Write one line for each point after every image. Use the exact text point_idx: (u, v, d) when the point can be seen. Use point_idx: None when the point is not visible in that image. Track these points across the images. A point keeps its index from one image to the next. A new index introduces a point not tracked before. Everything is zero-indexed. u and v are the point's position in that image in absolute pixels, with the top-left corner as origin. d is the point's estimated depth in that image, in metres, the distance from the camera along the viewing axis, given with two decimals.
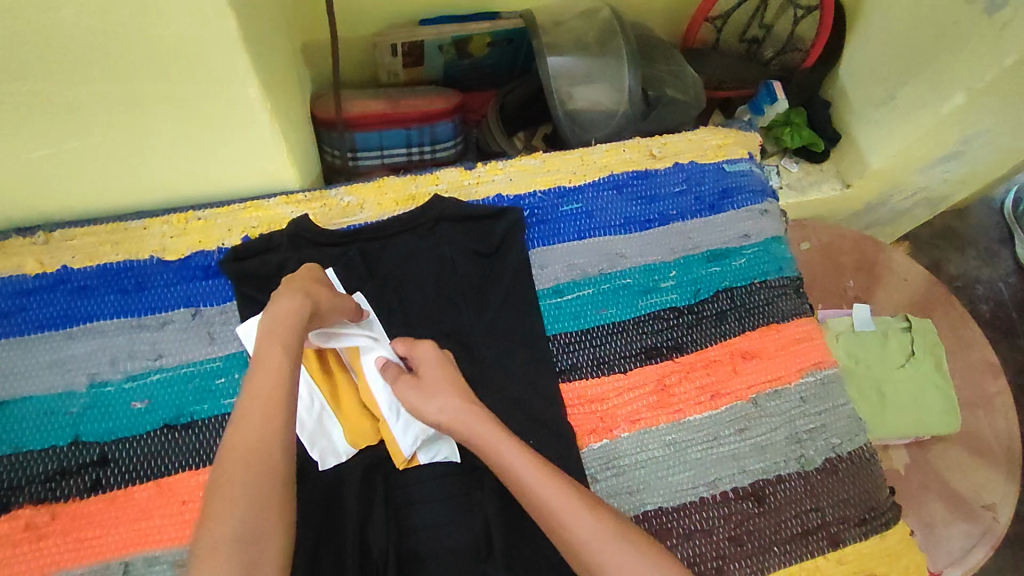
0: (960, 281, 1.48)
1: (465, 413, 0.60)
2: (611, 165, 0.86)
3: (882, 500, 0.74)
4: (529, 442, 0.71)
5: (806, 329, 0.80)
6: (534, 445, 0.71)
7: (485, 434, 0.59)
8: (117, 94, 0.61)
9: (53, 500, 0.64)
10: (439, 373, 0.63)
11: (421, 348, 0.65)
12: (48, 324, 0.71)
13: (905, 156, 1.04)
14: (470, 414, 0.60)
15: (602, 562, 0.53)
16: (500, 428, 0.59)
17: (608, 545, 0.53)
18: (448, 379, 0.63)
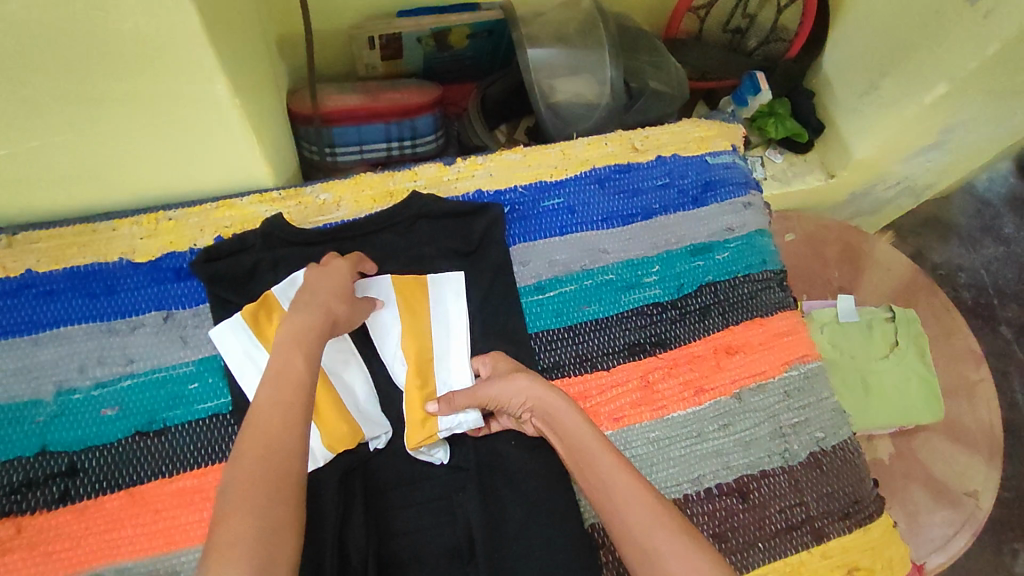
0: (943, 269, 1.48)
1: (553, 395, 0.62)
2: (593, 158, 0.85)
3: (866, 494, 0.74)
4: (511, 443, 0.70)
5: (790, 322, 0.80)
6: (516, 446, 0.70)
7: (568, 418, 0.60)
8: (74, 91, 0.58)
9: (19, 513, 0.63)
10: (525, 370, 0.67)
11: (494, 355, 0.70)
12: (12, 330, 0.69)
13: (888, 146, 1.04)
14: (553, 394, 0.62)
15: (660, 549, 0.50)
16: (580, 414, 0.61)
17: (665, 533, 0.51)
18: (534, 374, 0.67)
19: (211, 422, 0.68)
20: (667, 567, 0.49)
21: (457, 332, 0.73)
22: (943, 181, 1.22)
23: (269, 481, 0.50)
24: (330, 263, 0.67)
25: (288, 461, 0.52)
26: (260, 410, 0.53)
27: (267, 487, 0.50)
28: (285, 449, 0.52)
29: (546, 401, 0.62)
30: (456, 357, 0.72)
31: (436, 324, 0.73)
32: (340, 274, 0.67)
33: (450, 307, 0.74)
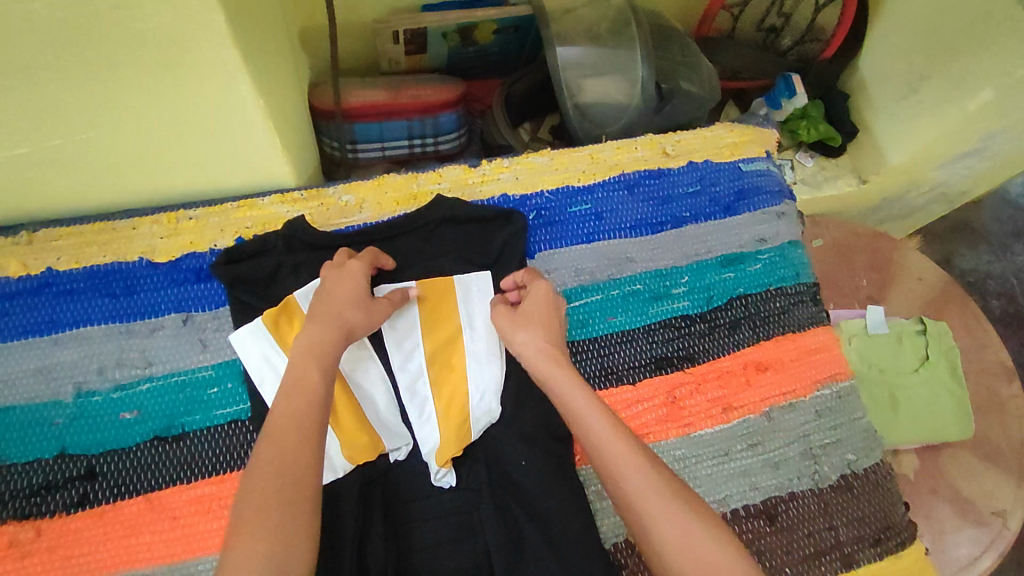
0: (971, 276, 1.44)
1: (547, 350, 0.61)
2: (622, 163, 0.82)
3: (898, 519, 0.72)
4: (522, 464, 0.67)
5: (821, 339, 0.77)
6: (527, 467, 0.67)
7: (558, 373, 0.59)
8: (95, 89, 0.57)
9: (39, 516, 0.62)
10: (541, 309, 0.64)
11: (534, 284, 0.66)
12: (33, 330, 0.68)
13: (926, 152, 1.00)
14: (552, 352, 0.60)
15: (657, 519, 0.51)
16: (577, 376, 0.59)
17: (663, 503, 0.51)
18: (549, 318, 0.64)
19: (230, 428, 0.67)
20: (664, 534, 0.50)
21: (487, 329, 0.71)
22: (979, 189, 1.19)
23: (287, 499, 0.49)
24: (350, 264, 0.65)
25: (307, 479, 0.50)
26: (281, 424, 0.52)
27: (286, 505, 0.48)
28: (305, 464, 0.51)
29: (543, 359, 0.60)
30: (485, 361, 0.70)
31: (466, 328, 0.71)
32: (355, 279, 0.63)
33: (476, 306, 0.72)
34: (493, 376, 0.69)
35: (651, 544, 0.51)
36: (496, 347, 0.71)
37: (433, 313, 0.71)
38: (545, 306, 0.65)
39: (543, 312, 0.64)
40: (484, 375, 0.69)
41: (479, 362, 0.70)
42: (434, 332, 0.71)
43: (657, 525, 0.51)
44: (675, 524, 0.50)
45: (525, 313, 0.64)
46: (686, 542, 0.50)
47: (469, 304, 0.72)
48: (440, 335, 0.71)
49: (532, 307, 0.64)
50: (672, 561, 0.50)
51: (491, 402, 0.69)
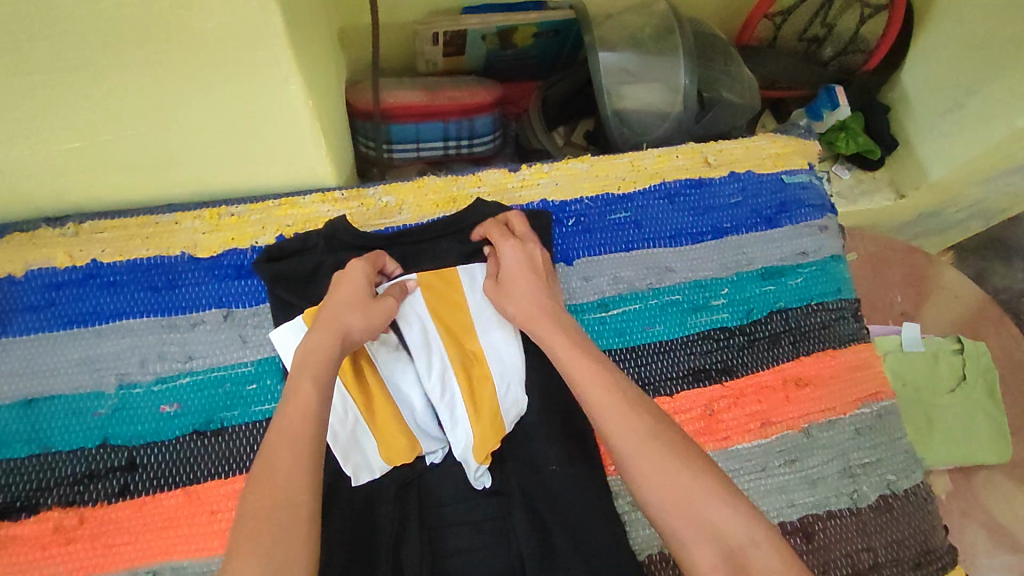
0: (1005, 294, 1.41)
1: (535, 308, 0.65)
2: (663, 171, 0.81)
3: (939, 543, 0.70)
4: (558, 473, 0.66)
5: (863, 356, 0.76)
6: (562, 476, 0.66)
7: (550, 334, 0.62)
8: (150, 86, 0.57)
9: (81, 504, 0.63)
10: (519, 274, 0.68)
11: (503, 247, 0.69)
12: (77, 321, 0.68)
13: (969, 168, 0.98)
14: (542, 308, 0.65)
15: (632, 453, 0.52)
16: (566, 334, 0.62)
17: (639, 439, 0.52)
18: (526, 280, 0.67)
19: (267, 424, 0.67)
20: (640, 467, 0.51)
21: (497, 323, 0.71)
22: (1019, 206, 1.17)
23: None
24: (349, 268, 0.66)
25: None
26: None
27: None
28: None
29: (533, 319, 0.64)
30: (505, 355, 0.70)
31: (478, 322, 0.71)
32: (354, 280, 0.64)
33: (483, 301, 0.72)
34: (514, 367, 0.69)
35: (629, 478, 0.52)
36: (512, 338, 0.71)
37: (453, 308, 0.71)
38: (522, 271, 0.68)
39: (522, 277, 0.67)
40: (505, 368, 0.69)
41: (497, 355, 0.70)
42: (450, 327, 0.70)
43: (632, 459, 0.51)
44: (652, 459, 0.51)
45: (506, 285, 0.68)
46: (659, 473, 0.50)
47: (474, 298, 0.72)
48: (456, 330, 0.71)
49: (509, 275, 0.68)
50: (647, 493, 0.50)
51: (517, 393, 0.69)
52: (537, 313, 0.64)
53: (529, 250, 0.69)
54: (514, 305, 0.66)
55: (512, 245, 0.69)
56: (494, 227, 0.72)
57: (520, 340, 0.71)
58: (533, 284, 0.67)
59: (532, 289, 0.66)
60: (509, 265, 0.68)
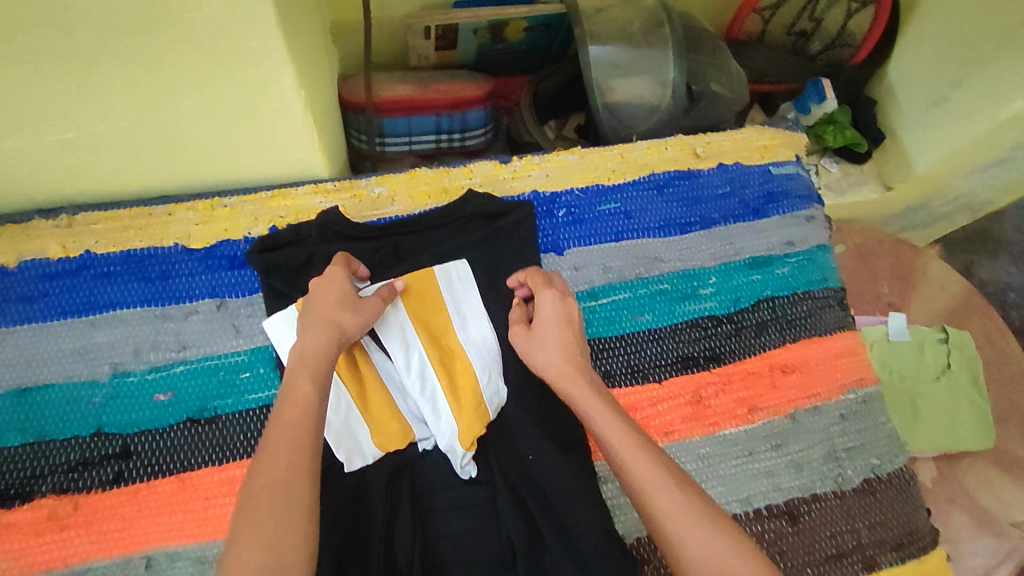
0: (991, 287, 1.44)
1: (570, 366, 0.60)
2: (652, 163, 0.82)
3: (921, 525, 0.72)
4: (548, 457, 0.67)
5: (848, 343, 0.77)
6: (552, 460, 0.67)
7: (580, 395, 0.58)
8: (143, 76, 0.58)
9: (76, 491, 0.63)
10: (554, 327, 0.63)
11: (542, 295, 0.65)
12: (71, 311, 0.69)
13: (954, 160, 1.00)
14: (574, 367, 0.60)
15: (681, 533, 0.50)
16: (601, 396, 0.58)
17: (688, 518, 0.50)
18: (562, 335, 0.62)
19: (261, 412, 0.68)
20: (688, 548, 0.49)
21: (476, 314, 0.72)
22: (1003, 199, 1.19)
23: None
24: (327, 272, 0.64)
25: None
26: None
27: None
28: None
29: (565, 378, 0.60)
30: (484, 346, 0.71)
31: (456, 317, 0.72)
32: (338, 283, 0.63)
33: (462, 293, 0.73)
34: (492, 359, 0.71)
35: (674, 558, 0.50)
36: (489, 331, 0.72)
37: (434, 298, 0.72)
38: (558, 324, 0.63)
39: (557, 330, 0.63)
40: (484, 361, 0.70)
41: (476, 349, 0.71)
42: (429, 322, 0.71)
43: (679, 540, 0.50)
44: (701, 540, 0.49)
45: (538, 334, 0.63)
46: (710, 553, 0.49)
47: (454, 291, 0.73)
48: (435, 323, 0.71)
49: (544, 325, 0.63)
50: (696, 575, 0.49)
51: (498, 383, 0.70)
52: (568, 369, 0.60)
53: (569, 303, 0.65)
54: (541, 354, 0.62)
55: (552, 296, 0.65)
56: (537, 272, 0.68)
57: (495, 333, 0.72)
58: (567, 339, 0.62)
59: (563, 342, 0.62)
60: (546, 315, 0.64)
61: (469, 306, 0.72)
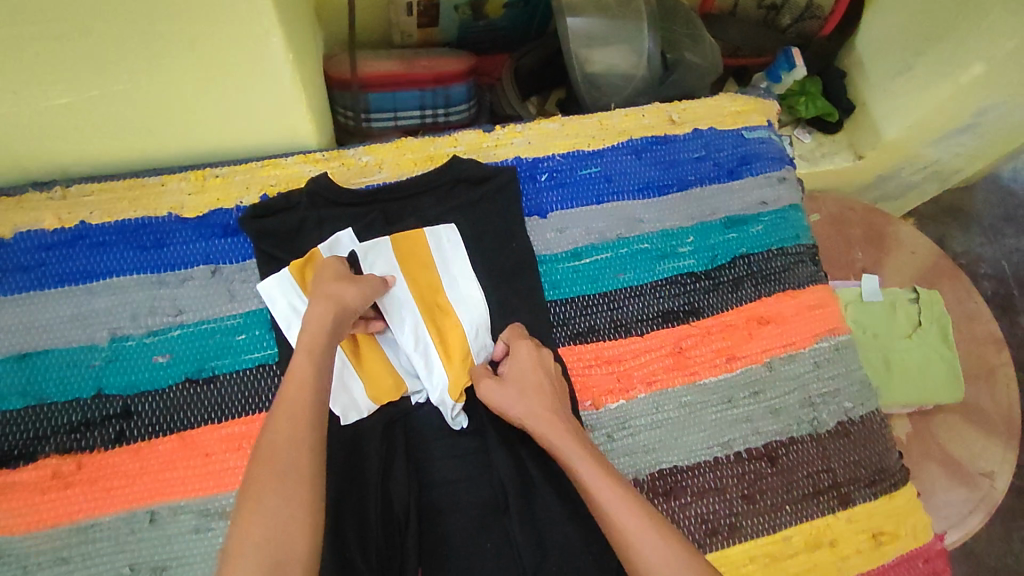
0: (963, 258, 1.48)
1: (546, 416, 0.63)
2: (630, 129, 0.85)
3: (892, 463, 0.76)
4: None
5: (821, 295, 0.81)
6: None
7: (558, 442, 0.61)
8: (135, 42, 0.60)
9: (79, 450, 0.65)
10: (529, 372, 0.67)
11: (519, 347, 0.69)
12: (67, 279, 0.71)
13: (919, 126, 1.04)
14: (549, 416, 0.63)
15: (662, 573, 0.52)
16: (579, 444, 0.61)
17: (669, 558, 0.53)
18: (537, 380, 0.66)
19: (258, 371, 0.70)
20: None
21: (463, 273, 0.75)
22: (970, 166, 1.23)
23: None
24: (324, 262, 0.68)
25: None
26: None
27: None
28: None
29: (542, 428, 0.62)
30: (471, 304, 0.74)
31: (445, 278, 0.75)
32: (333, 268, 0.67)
33: (449, 253, 0.75)
34: (480, 316, 0.74)
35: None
36: (477, 291, 0.75)
37: (423, 260, 0.74)
38: (536, 373, 0.67)
39: (532, 375, 0.67)
40: (474, 317, 0.73)
41: (464, 306, 0.74)
42: (419, 282, 0.73)
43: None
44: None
45: (512, 379, 0.66)
46: None
47: (443, 253, 0.75)
48: (425, 284, 0.74)
49: (520, 374, 0.67)
50: None
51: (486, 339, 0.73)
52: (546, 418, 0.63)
53: (544, 355, 0.69)
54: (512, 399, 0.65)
55: (531, 348, 0.69)
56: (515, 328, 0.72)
57: (483, 291, 0.75)
58: (541, 384, 0.66)
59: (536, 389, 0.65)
60: (519, 363, 0.68)
61: (456, 266, 0.75)
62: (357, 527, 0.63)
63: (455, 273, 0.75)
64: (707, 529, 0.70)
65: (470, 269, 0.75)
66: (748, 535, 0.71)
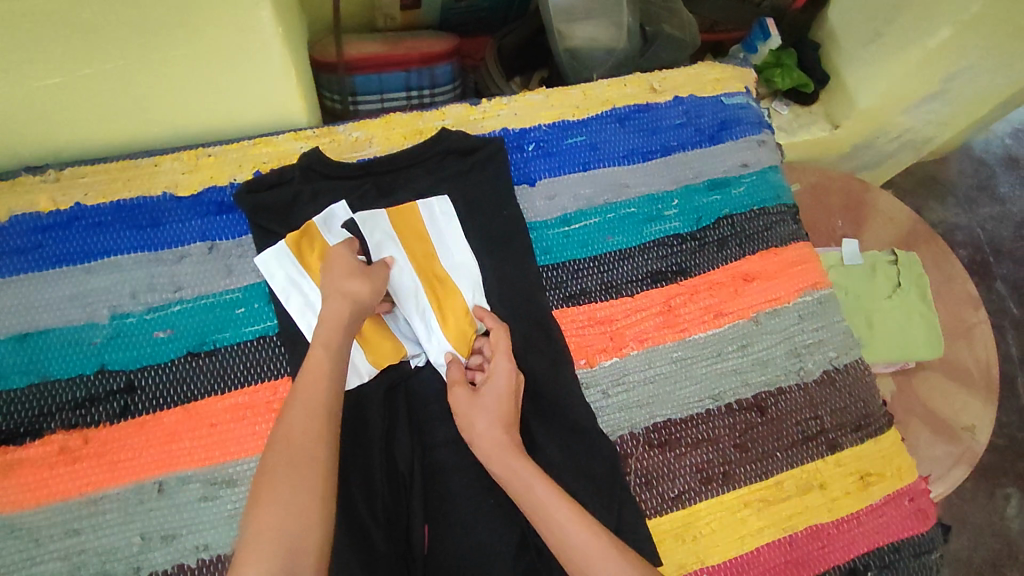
0: (940, 227, 1.51)
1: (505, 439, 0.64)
2: (613, 98, 0.88)
3: (876, 408, 0.79)
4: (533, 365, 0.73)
5: (802, 252, 0.84)
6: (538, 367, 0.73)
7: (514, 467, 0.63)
8: (127, 17, 0.60)
9: (85, 426, 0.66)
10: (498, 396, 0.66)
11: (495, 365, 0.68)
12: (64, 259, 0.71)
13: (892, 93, 1.08)
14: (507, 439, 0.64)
15: None
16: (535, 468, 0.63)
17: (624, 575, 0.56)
18: (504, 404, 0.66)
19: (259, 343, 0.71)
20: None
21: (456, 241, 0.77)
22: (942, 134, 1.27)
23: None
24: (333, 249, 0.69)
25: None
26: None
27: None
28: None
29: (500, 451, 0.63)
30: (467, 270, 0.76)
31: (439, 245, 0.76)
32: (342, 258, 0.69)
33: (442, 222, 0.77)
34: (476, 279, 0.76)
35: None
36: (469, 254, 0.77)
37: (416, 231, 0.76)
38: (506, 394, 0.66)
39: (501, 400, 0.66)
40: (470, 282, 0.75)
41: (459, 272, 0.76)
42: (415, 250, 0.75)
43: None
44: None
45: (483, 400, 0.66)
46: None
47: (435, 222, 0.77)
48: (421, 252, 0.75)
49: (490, 394, 0.66)
50: None
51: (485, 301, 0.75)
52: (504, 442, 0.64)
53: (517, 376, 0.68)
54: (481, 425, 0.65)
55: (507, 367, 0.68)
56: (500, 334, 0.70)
57: (476, 257, 0.77)
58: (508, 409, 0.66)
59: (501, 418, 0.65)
60: (495, 385, 0.67)
61: (450, 234, 0.77)
62: (363, 487, 0.66)
63: (449, 241, 0.77)
64: (702, 478, 0.72)
65: (463, 237, 0.77)
66: (742, 482, 0.73)
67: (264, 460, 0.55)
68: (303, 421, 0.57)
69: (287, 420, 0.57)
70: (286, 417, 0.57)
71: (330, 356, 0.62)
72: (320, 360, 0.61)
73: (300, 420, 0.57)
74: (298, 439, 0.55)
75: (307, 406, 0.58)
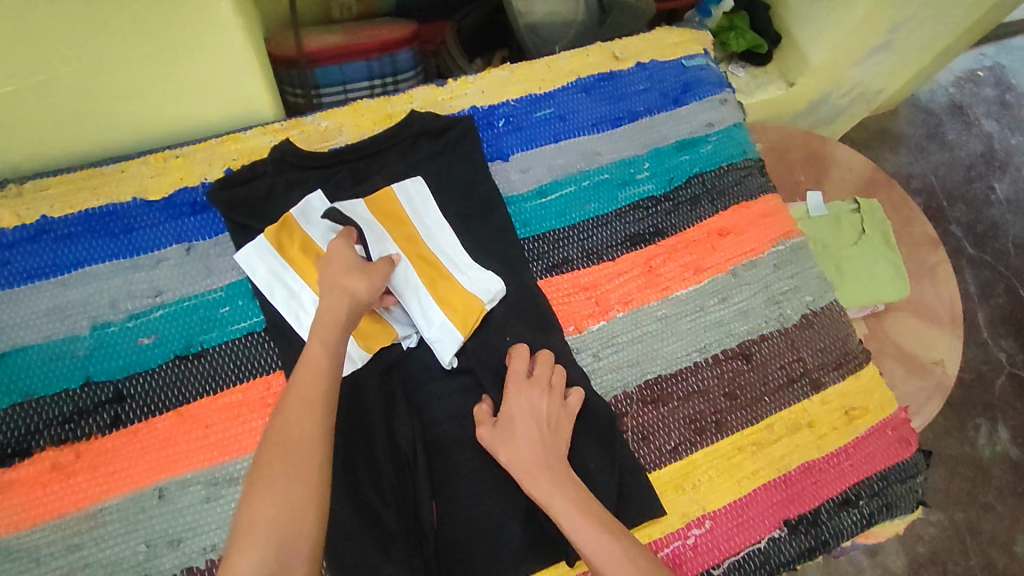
0: (895, 176, 1.56)
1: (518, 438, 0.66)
2: (577, 69, 0.88)
3: (854, 346, 0.82)
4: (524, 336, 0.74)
5: (771, 203, 0.86)
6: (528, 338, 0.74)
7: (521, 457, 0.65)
8: (80, 18, 0.59)
9: (75, 440, 0.65)
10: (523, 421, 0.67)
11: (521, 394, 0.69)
12: (36, 274, 0.69)
13: (840, 47, 1.11)
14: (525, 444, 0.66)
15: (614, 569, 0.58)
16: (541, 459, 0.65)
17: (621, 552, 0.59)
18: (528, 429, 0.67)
19: (248, 340, 0.71)
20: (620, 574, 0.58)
21: (437, 224, 0.77)
22: (891, 85, 1.32)
23: None
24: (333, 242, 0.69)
25: None
26: None
27: None
28: None
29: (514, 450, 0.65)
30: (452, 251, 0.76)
31: (421, 228, 0.76)
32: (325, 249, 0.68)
33: (421, 207, 0.77)
34: (464, 260, 0.76)
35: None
36: (450, 236, 0.77)
37: (396, 218, 0.76)
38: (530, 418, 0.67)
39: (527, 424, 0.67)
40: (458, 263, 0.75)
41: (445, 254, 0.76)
42: (399, 238, 0.75)
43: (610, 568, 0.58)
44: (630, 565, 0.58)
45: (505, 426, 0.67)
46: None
47: (416, 207, 0.77)
48: (404, 235, 0.75)
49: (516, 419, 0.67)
50: None
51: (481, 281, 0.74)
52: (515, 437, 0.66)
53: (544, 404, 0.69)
54: (508, 451, 0.65)
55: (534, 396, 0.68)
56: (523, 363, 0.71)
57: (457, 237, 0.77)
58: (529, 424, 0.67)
59: (526, 436, 0.66)
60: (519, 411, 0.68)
61: (430, 217, 0.77)
62: (368, 470, 0.66)
63: (431, 224, 0.77)
64: (696, 429, 0.74)
65: (443, 219, 0.77)
66: (735, 429, 0.76)
67: (265, 449, 0.55)
68: (302, 407, 0.57)
69: (285, 409, 0.57)
70: (284, 405, 0.57)
71: (322, 343, 0.62)
72: (312, 347, 0.61)
73: (298, 408, 0.57)
74: (299, 427, 0.56)
75: (305, 393, 0.58)
